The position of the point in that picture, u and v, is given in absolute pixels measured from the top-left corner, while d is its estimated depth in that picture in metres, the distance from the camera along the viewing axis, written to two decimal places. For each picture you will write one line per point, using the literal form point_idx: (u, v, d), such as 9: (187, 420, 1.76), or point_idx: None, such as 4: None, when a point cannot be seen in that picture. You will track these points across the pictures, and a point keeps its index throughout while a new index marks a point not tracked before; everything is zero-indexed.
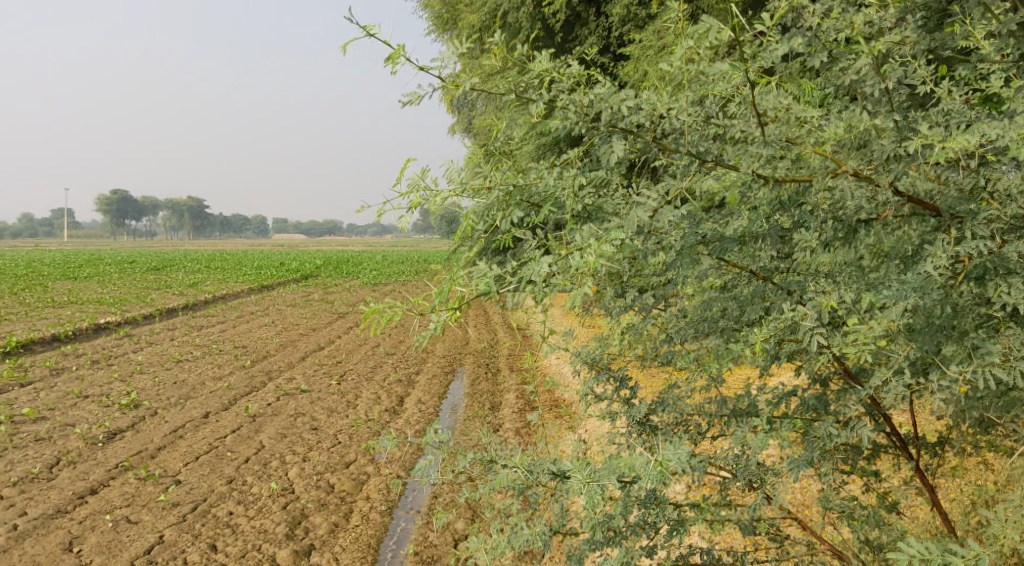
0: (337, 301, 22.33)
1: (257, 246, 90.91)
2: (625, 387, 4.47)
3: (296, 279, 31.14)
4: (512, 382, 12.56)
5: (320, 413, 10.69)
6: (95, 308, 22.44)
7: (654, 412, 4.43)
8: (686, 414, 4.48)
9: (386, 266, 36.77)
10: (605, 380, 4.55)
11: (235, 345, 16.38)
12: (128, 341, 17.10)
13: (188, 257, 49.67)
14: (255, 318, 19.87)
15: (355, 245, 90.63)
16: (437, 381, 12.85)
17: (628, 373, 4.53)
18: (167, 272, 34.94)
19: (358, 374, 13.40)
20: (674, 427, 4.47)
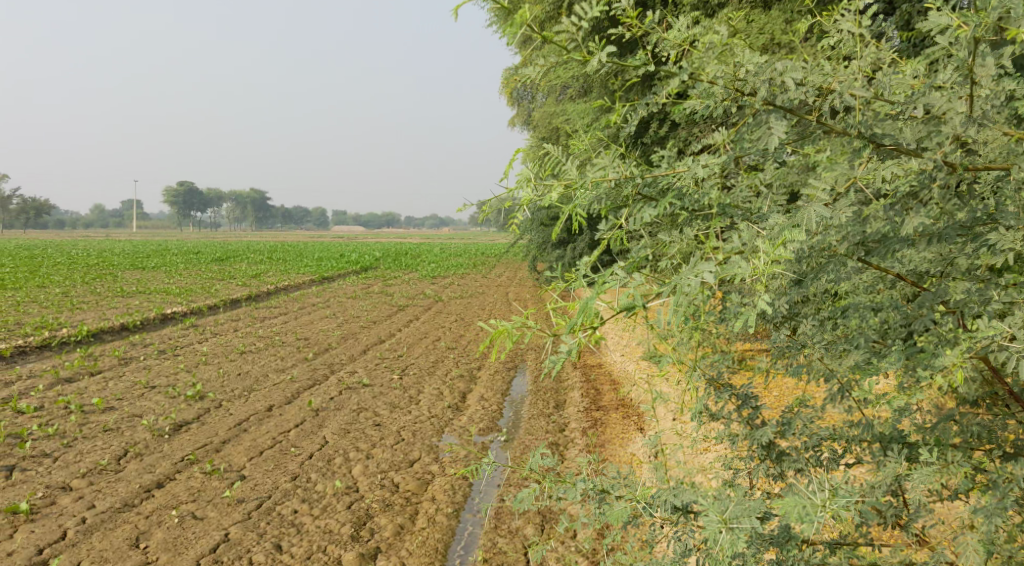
0: (397, 293, 22.36)
1: (317, 238, 92.05)
2: (749, 409, 4.21)
3: (357, 271, 31.30)
4: (577, 379, 12.36)
5: (383, 408, 10.61)
6: (161, 298, 22.77)
7: (780, 435, 4.13)
8: (820, 439, 4.17)
9: (444, 258, 36.84)
10: (727, 399, 4.27)
11: (298, 338, 16.43)
12: (193, 332, 17.28)
13: (251, 249, 50.33)
14: (316, 309, 19.96)
15: (413, 237, 91.23)
16: (500, 377, 12.69)
17: (753, 391, 4.23)
18: (231, 263, 35.42)
19: (420, 369, 13.30)
20: (807, 452, 4.15)
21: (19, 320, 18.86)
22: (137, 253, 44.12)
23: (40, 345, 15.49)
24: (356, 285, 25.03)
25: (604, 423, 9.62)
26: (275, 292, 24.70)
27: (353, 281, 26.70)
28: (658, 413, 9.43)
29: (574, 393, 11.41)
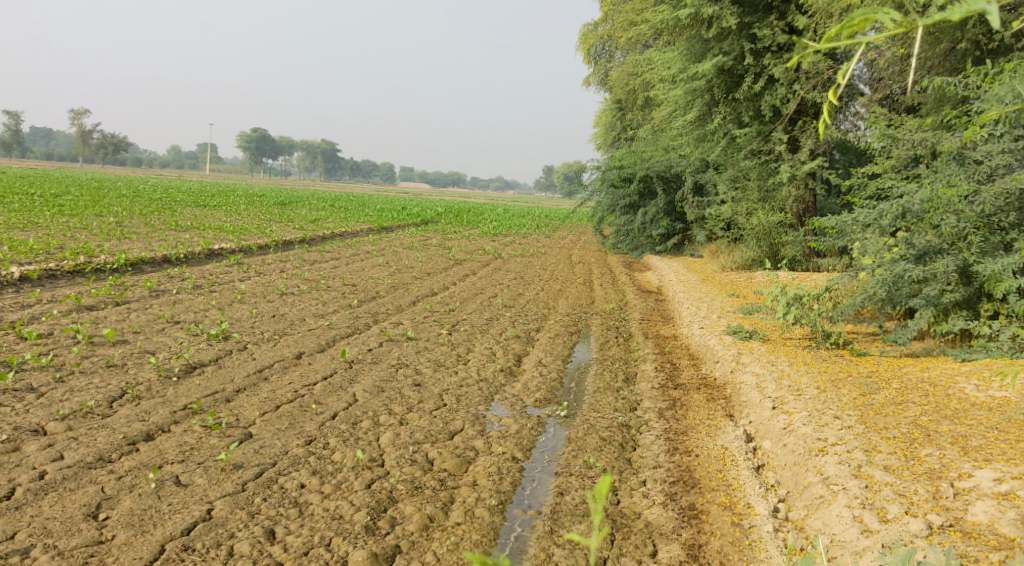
0: (461, 260, 21.33)
1: (383, 194, 91.50)
2: None
3: (417, 229, 30.14)
4: (650, 351, 11.02)
5: (426, 366, 9.24)
6: (215, 234, 21.77)
7: None
8: None
9: (507, 225, 35.69)
10: None
11: (346, 285, 15.21)
12: (237, 270, 16.03)
13: (312, 196, 48.92)
14: (370, 263, 19.04)
15: (472, 197, 89.85)
16: (561, 341, 11.32)
17: None
18: (290, 207, 34.17)
19: (473, 326, 11.99)
20: None
21: (61, 244, 17.77)
22: (197, 191, 43.10)
23: (72, 271, 14.42)
24: (414, 247, 23.73)
25: (684, 407, 8.33)
26: (329, 241, 23.46)
27: (412, 242, 25.44)
28: (749, 404, 8.27)
29: (646, 366, 10.12)
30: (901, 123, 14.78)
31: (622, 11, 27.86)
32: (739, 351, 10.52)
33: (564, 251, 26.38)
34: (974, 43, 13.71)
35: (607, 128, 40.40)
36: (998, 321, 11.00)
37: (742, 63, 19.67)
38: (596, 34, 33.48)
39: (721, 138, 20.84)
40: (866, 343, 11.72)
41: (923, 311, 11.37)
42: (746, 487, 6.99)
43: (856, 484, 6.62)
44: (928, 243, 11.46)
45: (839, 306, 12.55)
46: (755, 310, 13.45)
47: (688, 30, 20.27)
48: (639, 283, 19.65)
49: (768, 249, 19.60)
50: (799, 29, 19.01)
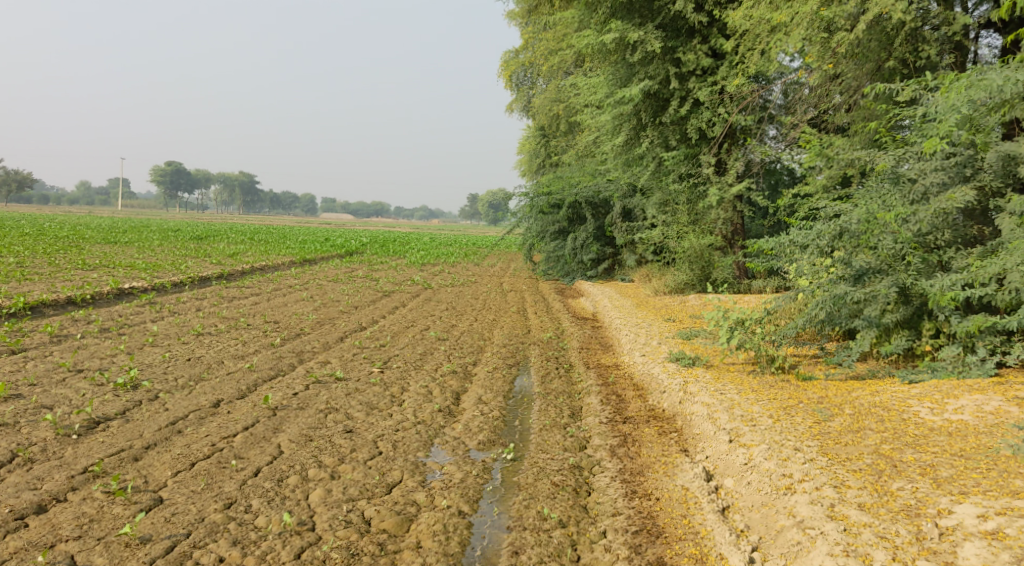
0: (388, 293, 20.72)
1: (304, 224, 89.82)
2: None
3: (341, 260, 29.33)
4: (594, 384, 10.53)
5: (357, 410, 8.56)
6: (124, 273, 20.61)
7: None
8: None
9: (434, 254, 34.99)
10: None
11: (267, 322, 14.41)
12: (149, 310, 15.07)
13: (229, 230, 47.42)
14: (292, 298, 18.21)
15: (394, 225, 88.84)
16: (499, 375, 10.81)
17: None
18: (206, 242, 32.95)
19: (406, 362, 11.33)
20: None
21: None
22: (106, 228, 41.35)
23: None
24: (338, 280, 22.95)
25: (637, 443, 8.07)
26: (249, 276, 22.54)
27: (337, 274, 24.64)
28: (703, 437, 7.98)
29: (591, 400, 9.57)
30: (831, 143, 14.72)
31: (542, 37, 27.54)
32: (685, 380, 10.08)
33: (494, 280, 25.83)
34: (901, 62, 13.80)
35: (531, 156, 40.08)
36: (940, 340, 10.75)
37: (667, 87, 19.55)
38: (516, 63, 33.09)
39: (649, 162, 20.59)
40: (810, 366, 11.41)
41: (865, 332, 11.16)
42: (715, 534, 6.84)
43: (834, 528, 6.62)
44: (867, 264, 11.21)
45: (780, 328, 12.25)
46: (695, 334, 13.14)
47: (612, 55, 20.07)
48: (574, 310, 19.25)
49: (700, 272, 19.30)
50: (722, 52, 18.99)
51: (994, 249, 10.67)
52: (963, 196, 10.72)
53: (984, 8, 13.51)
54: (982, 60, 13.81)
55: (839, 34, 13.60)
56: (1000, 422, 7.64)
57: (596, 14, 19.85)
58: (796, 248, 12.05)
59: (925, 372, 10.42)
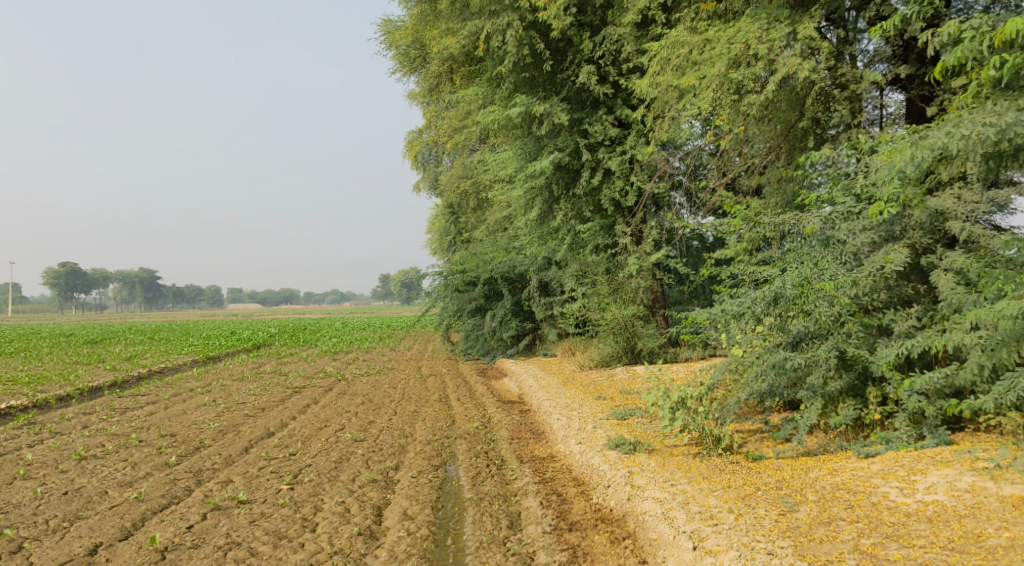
0: (297, 389, 19.57)
1: (214, 316, 87.49)
2: None
3: (247, 355, 27.95)
4: (530, 480, 9.61)
5: (262, 543, 7.67)
6: (7, 389, 19.02)
7: None
8: None
9: (348, 340, 33.83)
10: None
11: (163, 438, 13.17)
12: (28, 434, 13.72)
13: (130, 329, 45.45)
14: (192, 405, 16.90)
15: (306, 312, 87.34)
16: (426, 480, 9.78)
17: None
18: (102, 346, 31.13)
19: (319, 473, 10.20)
20: None
21: None
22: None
23: None
24: (245, 378, 21.64)
25: (589, 558, 7.43)
26: (145, 381, 21.11)
27: (243, 372, 23.31)
28: (662, 543, 7.42)
29: (531, 502, 8.63)
30: (751, 206, 14.34)
31: (445, 116, 27.06)
32: (630, 471, 9.20)
33: (412, 364, 24.71)
34: (812, 122, 13.63)
35: (442, 234, 39.43)
36: (888, 408, 10.19)
37: (577, 158, 19.06)
38: (420, 142, 32.51)
39: (565, 235, 19.93)
40: (756, 445, 10.69)
41: (810, 403, 10.53)
42: None
43: None
44: (804, 330, 10.63)
45: (720, 403, 11.50)
46: (630, 414, 12.35)
47: (519, 129, 19.60)
48: (498, 392, 18.30)
49: (625, 343, 18.62)
50: (629, 122, 18.71)
51: (935, 311, 10.27)
52: (898, 255, 10.29)
53: (885, 66, 13.46)
54: (889, 116, 13.72)
55: (750, 98, 13.29)
56: (979, 501, 7.25)
57: (499, 89, 19.35)
58: (729, 316, 11.36)
59: (879, 445, 9.79)
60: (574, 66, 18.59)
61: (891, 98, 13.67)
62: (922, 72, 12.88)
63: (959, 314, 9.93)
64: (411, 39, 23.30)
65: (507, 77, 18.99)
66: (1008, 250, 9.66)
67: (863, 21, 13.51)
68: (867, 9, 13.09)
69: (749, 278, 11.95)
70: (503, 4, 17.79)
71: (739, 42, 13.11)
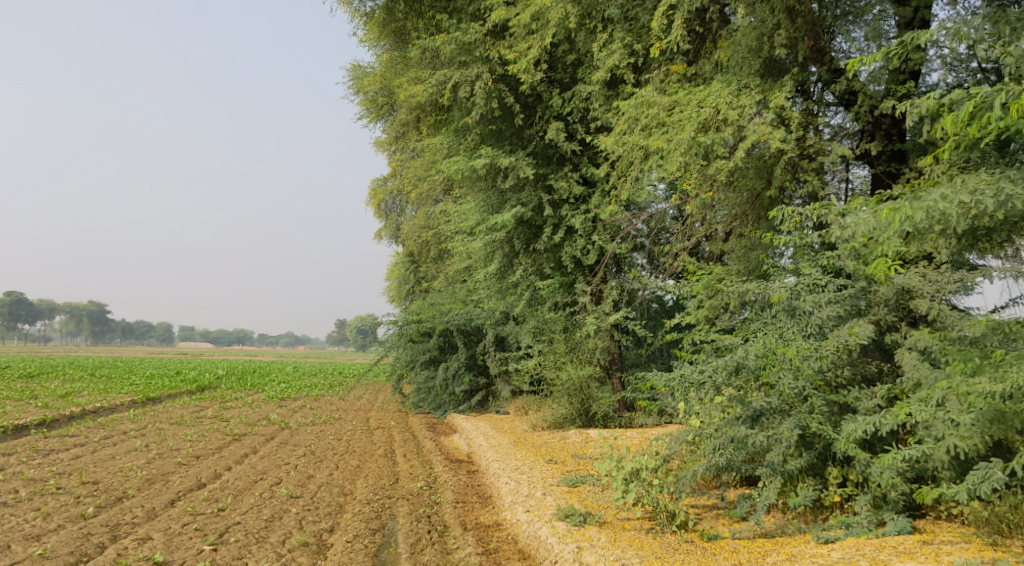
0: (236, 436, 18.87)
1: (167, 354, 85.66)
2: None
3: (190, 398, 27.08)
4: (471, 550, 9.03)
5: None
6: None
7: None
8: None
9: (297, 387, 32.95)
10: None
11: (84, 486, 12.44)
12: None
13: (74, 364, 44.12)
14: (122, 449, 16.12)
15: (262, 355, 85.86)
16: (360, 546, 9.16)
17: None
18: (40, 381, 30.04)
19: (247, 533, 9.52)
20: None
21: None
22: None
23: None
24: (183, 422, 20.83)
25: None
26: (78, 421, 20.23)
27: (183, 415, 22.48)
28: None
29: None
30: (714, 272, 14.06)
31: (410, 164, 26.74)
32: (580, 546, 8.66)
33: (360, 415, 23.96)
34: (779, 191, 13.43)
35: (401, 283, 38.88)
36: (849, 490, 9.81)
37: (540, 214, 18.79)
38: (384, 190, 32.14)
39: (523, 291, 19.52)
40: (712, 522, 10.23)
41: (769, 481, 10.10)
42: None
43: None
44: (766, 404, 10.22)
45: (675, 476, 11.02)
46: (581, 482, 11.85)
47: (482, 181, 19.29)
48: (446, 449, 17.69)
49: (580, 405, 18.10)
50: (594, 180, 18.47)
51: (898, 388, 9.94)
52: (863, 329, 10.02)
53: (850, 141, 13.40)
54: (854, 189, 13.57)
55: (719, 163, 13.04)
56: None
57: (465, 140, 19.07)
58: (687, 386, 10.92)
59: (839, 529, 9.39)
60: (542, 122, 18.40)
61: (856, 171, 13.57)
62: (890, 148, 12.74)
63: (921, 390, 9.61)
64: (379, 86, 23.05)
65: (473, 129, 18.73)
66: (975, 330, 9.43)
67: (830, 95, 13.44)
68: (836, 82, 12.97)
69: (711, 347, 11.59)
70: (474, 55, 17.86)
71: (710, 106, 12.90)
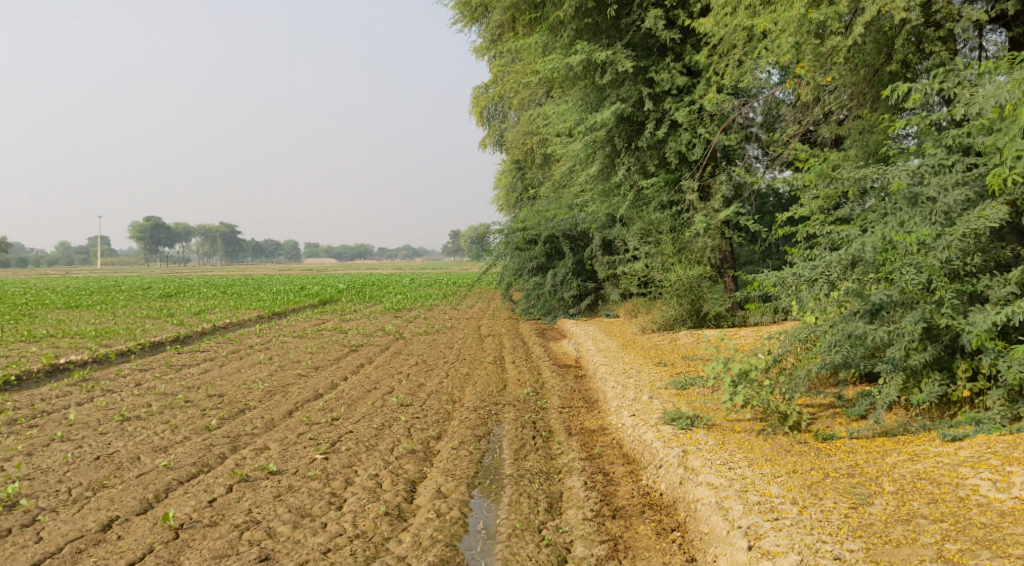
0: (353, 347, 19.37)
1: (290, 272, 88.72)
2: None
3: (310, 312, 27.97)
4: (575, 455, 8.94)
5: (282, 522, 7.60)
6: (71, 343, 19.21)
7: None
8: None
9: (413, 298, 33.59)
10: None
11: (208, 399, 12.95)
12: (78, 392, 13.80)
13: (205, 284, 46.22)
14: (246, 362, 16.74)
15: (380, 269, 87.96)
16: (467, 452, 9.19)
17: None
18: (175, 300, 31.59)
19: (358, 442, 9.66)
20: None
21: None
22: (77, 290, 40.12)
23: None
24: (303, 335, 21.47)
25: (629, 553, 7.17)
26: (206, 337, 21.11)
27: (303, 328, 23.18)
28: (714, 538, 7.11)
29: (574, 481, 8.20)
30: (829, 158, 13.25)
31: (509, 68, 26.15)
32: (684, 450, 8.44)
33: (472, 324, 24.18)
34: (901, 65, 12.43)
35: (509, 191, 38.70)
36: (979, 384, 9.22)
37: (641, 109, 18.14)
38: (486, 97, 31.65)
39: (627, 190, 19.01)
40: (828, 422, 9.82)
41: (890, 378, 9.58)
42: None
43: None
44: (886, 297, 9.62)
45: (787, 376, 10.60)
46: (690, 384, 11.58)
47: (581, 79, 18.66)
48: (556, 355, 17.64)
49: (690, 306, 17.66)
50: (698, 69, 17.63)
51: None
52: (994, 213, 9.15)
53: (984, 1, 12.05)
54: (987, 58, 12.43)
55: (833, 39, 12.12)
56: None
57: (560, 37, 18.38)
58: (800, 283, 10.40)
59: (968, 426, 8.89)
60: (640, 11, 17.57)
61: (990, 38, 12.36)
62: None
63: None
64: None
65: (569, 23, 18.01)
66: None
67: None
68: None
69: (826, 239, 10.99)
70: None
71: None
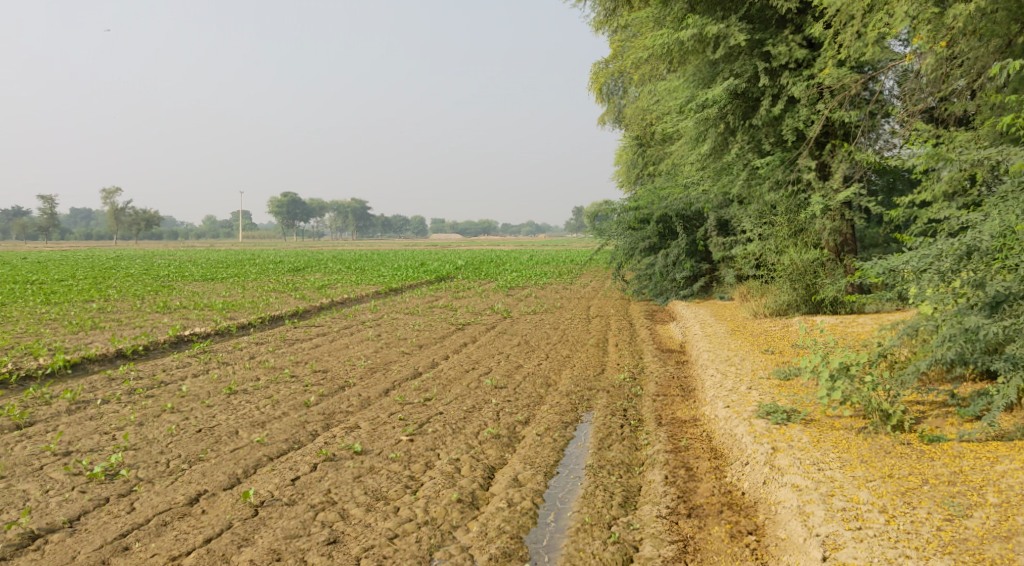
0: (462, 325, 19.55)
1: (414, 247, 90.49)
2: None
3: (427, 288, 28.39)
4: (661, 447, 8.74)
5: (358, 504, 7.78)
6: (199, 314, 20.09)
7: None
8: None
9: (530, 274, 33.61)
10: None
11: (314, 375, 13.32)
12: (196, 364, 14.42)
13: (333, 257, 47.59)
14: (357, 338, 17.13)
15: (501, 244, 88.61)
16: (551, 438, 9.12)
17: None
18: (302, 274, 32.64)
19: (446, 423, 9.73)
20: None
21: (13, 343, 16.19)
22: (214, 262, 41.97)
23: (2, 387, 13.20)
24: (415, 311, 21.83)
25: (698, 554, 7.23)
26: (324, 311, 21.73)
27: (417, 304, 23.57)
28: (789, 545, 7.16)
29: (655, 475, 8.18)
30: (954, 138, 12.45)
31: (627, 42, 25.67)
32: (774, 447, 8.17)
33: (582, 304, 24.01)
34: None
35: (629, 167, 38.16)
36: None
37: (756, 84, 17.47)
38: (605, 73, 31.14)
39: (740, 169, 18.38)
40: (938, 422, 9.21)
41: (1008, 376, 8.91)
42: None
43: None
44: (1005, 288, 8.97)
45: (896, 370, 9.97)
46: (794, 374, 11.10)
47: (694, 54, 18.13)
48: (661, 338, 17.35)
49: (805, 291, 16.87)
50: (818, 41, 16.83)
51: None
52: None
53: None
54: None
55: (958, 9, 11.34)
56: None
57: (672, 10, 17.83)
58: (911, 271, 9.77)
59: None
60: None
61: None
62: None
63: None
64: None
65: None
66: None
67: None
68: None
69: (944, 225, 10.30)
70: None
71: None
